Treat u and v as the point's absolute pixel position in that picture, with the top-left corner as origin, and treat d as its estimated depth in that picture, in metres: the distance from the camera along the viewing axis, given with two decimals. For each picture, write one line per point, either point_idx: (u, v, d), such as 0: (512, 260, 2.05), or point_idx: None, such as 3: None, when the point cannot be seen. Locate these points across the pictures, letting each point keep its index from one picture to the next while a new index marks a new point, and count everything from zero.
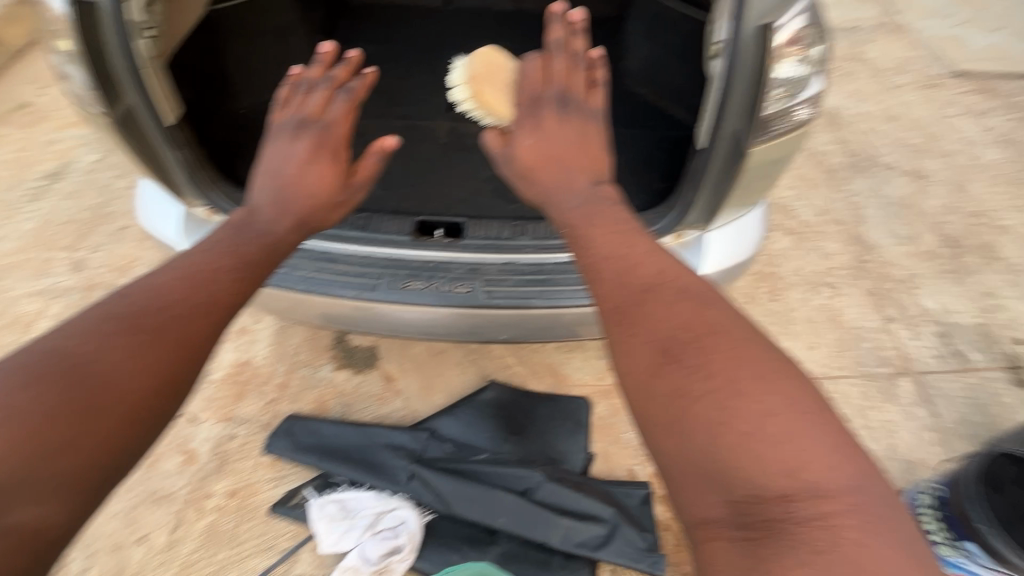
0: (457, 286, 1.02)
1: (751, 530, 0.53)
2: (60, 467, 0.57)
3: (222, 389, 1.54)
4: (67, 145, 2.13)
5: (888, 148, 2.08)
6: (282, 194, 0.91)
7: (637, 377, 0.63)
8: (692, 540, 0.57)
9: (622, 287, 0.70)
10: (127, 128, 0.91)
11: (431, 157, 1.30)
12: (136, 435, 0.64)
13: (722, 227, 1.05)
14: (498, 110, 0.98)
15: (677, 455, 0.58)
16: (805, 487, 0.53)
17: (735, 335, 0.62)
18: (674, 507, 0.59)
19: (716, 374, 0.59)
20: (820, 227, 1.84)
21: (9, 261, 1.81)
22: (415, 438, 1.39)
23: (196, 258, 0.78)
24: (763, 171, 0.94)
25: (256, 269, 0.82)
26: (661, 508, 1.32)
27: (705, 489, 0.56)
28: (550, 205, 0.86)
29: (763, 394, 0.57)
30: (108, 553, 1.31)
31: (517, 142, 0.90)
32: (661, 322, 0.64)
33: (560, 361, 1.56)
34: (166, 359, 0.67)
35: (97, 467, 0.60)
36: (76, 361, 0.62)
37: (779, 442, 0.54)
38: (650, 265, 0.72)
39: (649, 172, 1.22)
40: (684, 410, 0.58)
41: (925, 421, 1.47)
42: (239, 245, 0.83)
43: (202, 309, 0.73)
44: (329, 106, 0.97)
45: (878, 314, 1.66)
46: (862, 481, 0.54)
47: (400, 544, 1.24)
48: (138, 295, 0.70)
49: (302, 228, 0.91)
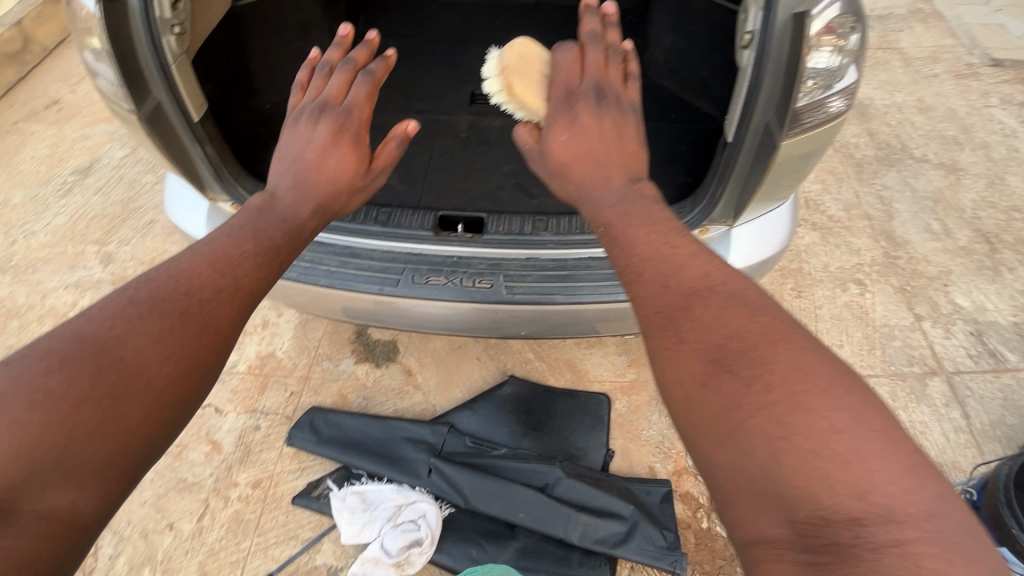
0: (478, 282, 1.01)
1: (816, 556, 0.47)
2: (92, 454, 0.55)
3: (246, 381, 1.57)
4: (96, 141, 2.18)
5: (920, 140, 2.01)
6: (301, 179, 0.89)
7: (683, 385, 0.60)
8: (745, 560, 0.52)
9: (663, 288, 0.67)
10: (154, 124, 0.92)
11: (452, 151, 1.29)
12: (168, 422, 0.61)
13: (748, 222, 1.02)
14: (529, 103, 0.95)
15: (729, 468, 0.54)
16: (877, 511, 0.47)
17: (791, 341, 0.58)
18: (725, 525, 0.55)
19: (774, 386, 0.54)
20: (848, 222, 1.80)
21: (41, 254, 1.86)
22: (436, 433, 1.39)
23: (220, 242, 0.75)
24: (793, 165, 0.92)
25: (282, 253, 0.80)
26: (682, 506, 1.31)
27: (762, 506, 0.52)
28: (583, 205, 0.84)
29: (829, 409, 0.52)
30: (137, 539, 1.34)
31: (551, 138, 0.88)
32: (711, 326, 0.61)
33: (580, 357, 1.55)
34: (195, 343, 0.65)
35: (130, 455, 0.58)
36: (104, 346, 0.60)
37: (847, 461, 0.49)
38: (696, 266, 0.68)
39: (673, 166, 1.20)
40: (736, 423, 0.54)
41: (958, 423, 1.43)
42: (262, 228, 0.80)
43: (227, 293, 0.70)
44: (349, 90, 0.98)
45: (908, 312, 1.61)
46: (941, 506, 0.48)
47: (420, 536, 1.24)
48: (163, 280, 0.68)
49: (321, 212, 0.88)
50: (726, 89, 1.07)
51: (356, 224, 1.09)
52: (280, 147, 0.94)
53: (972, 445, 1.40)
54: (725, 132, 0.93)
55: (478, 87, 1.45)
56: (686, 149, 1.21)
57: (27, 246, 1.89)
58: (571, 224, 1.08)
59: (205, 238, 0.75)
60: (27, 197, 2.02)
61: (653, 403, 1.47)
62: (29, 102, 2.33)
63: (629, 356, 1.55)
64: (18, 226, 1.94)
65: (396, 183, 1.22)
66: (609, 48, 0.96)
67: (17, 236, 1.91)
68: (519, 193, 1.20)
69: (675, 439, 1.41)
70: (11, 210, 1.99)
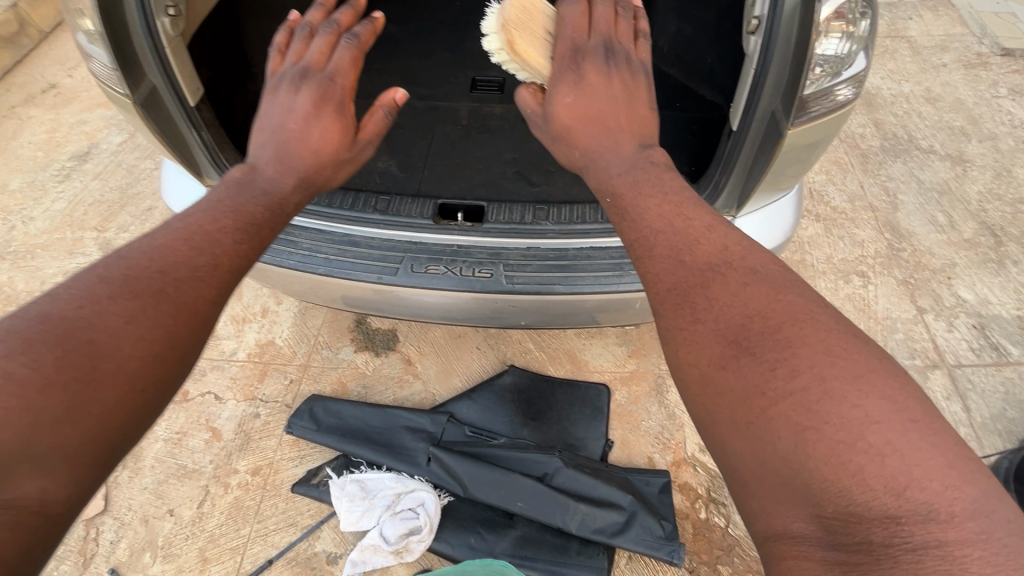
0: (479, 271, 1.00)
1: (847, 555, 0.46)
2: (62, 439, 0.53)
3: (245, 369, 1.57)
4: (93, 126, 2.16)
5: (926, 130, 1.99)
6: (282, 150, 0.87)
7: (700, 369, 0.59)
8: (765, 555, 0.52)
9: (677, 267, 0.66)
10: (149, 108, 0.90)
11: (452, 138, 1.28)
12: (144, 405, 0.59)
13: (752, 213, 1.01)
14: (534, 64, 0.89)
15: (750, 459, 0.53)
16: (916, 510, 0.45)
17: (819, 326, 0.56)
18: (746, 516, 0.55)
19: (800, 371, 0.52)
20: (852, 213, 1.78)
21: (40, 240, 1.85)
22: (435, 421, 1.39)
23: (197, 218, 0.73)
24: (799, 154, 0.90)
25: (264, 231, 0.77)
26: (681, 497, 1.31)
27: (787, 498, 0.51)
28: (595, 171, 0.82)
29: (862, 397, 0.50)
30: (137, 525, 1.35)
31: (557, 100, 0.86)
32: (732, 307, 0.59)
33: (580, 348, 1.55)
34: (172, 322, 0.62)
35: (103, 439, 0.56)
36: (74, 327, 0.57)
37: (883, 455, 0.47)
38: (712, 239, 0.67)
39: (677, 153, 1.18)
40: (759, 411, 0.53)
41: (959, 416, 1.42)
42: (243, 204, 0.78)
43: (205, 271, 0.68)
44: (333, 54, 0.97)
45: (910, 305, 1.60)
46: (987, 503, 0.45)
47: (419, 524, 1.25)
48: (135, 258, 0.65)
49: (304, 185, 0.87)
50: (731, 76, 1.05)
51: (356, 212, 1.08)
52: (261, 116, 0.93)
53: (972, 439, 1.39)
54: (731, 119, 0.92)
55: (479, 73, 1.43)
56: (690, 138, 1.19)
57: (24, 232, 1.88)
58: (571, 214, 1.07)
59: (181, 214, 0.73)
60: (24, 182, 2.01)
61: (653, 393, 1.47)
62: (25, 86, 2.31)
63: (629, 346, 1.55)
64: (15, 212, 1.93)
65: (396, 171, 1.21)
66: (619, 4, 0.96)
67: (15, 222, 1.90)
68: (520, 182, 1.19)
69: (675, 429, 1.41)
70: (8, 196, 1.98)
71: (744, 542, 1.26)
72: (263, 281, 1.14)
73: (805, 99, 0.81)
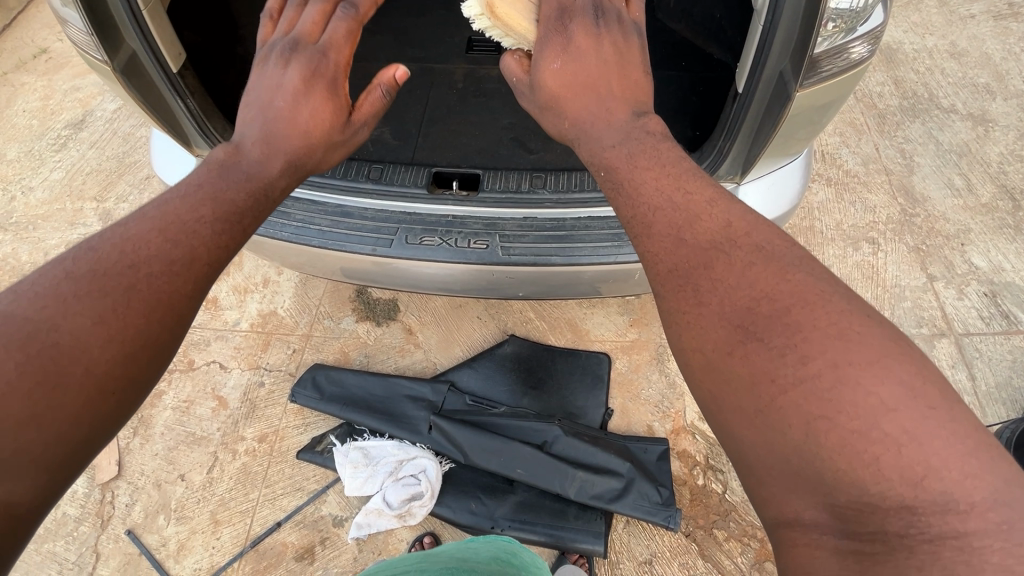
0: (474, 242, 0.98)
1: (861, 544, 0.46)
2: (30, 442, 0.53)
3: (248, 339, 1.58)
4: (87, 93, 2.12)
5: (948, 89, 1.89)
6: (269, 130, 0.84)
7: (705, 354, 0.57)
8: (776, 541, 0.52)
9: (678, 246, 0.63)
10: (131, 76, 0.87)
11: (447, 103, 1.23)
12: (115, 406, 0.59)
13: (757, 179, 0.97)
14: (517, 27, 0.87)
15: (759, 446, 0.52)
16: (933, 500, 0.44)
17: (832, 306, 0.54)
18: (756, 503, 0.55)
19: (812, 357, 0.51)
20: (865, 177, 1.72)
21: (41, 210, 1.85)
22: (435, 390, 1.41)
23: (172, 206, 0.71)
24: (808, 117, 0.85)
25: (244, 219, 0.75)
26: (678, 463, 1.33)
27: (799, 487, 0.50)
28: (583, 141, 0.79)
29: (878, 384, 0.48)
30: (150, 489, 1.39)
31: (544, 67, 0.82)
32: (739, 288, 0.57)
33: (581, 317, 1.54)
34: (142, 320, 0.61)
35: (71, 440, 0.56)
36: (40, 327, 0.57)
37: (899, 444, 0.46)
38: (715, 215, 0.65)
39: (682, 118, 1.13)
40: (770, 399, 0.52)
41: (962, 385, 1.41)
42: (222, 189, 0.76)
43: (178, 265, 0.66)
44: (327, 28, 0.93)
45: (920, 272, 1.56)
46: (1009, 492, 0.44)
47: (421, 490, 1.28)
48: (105, 252, 0.64)
49: (292, 169, 0.84)
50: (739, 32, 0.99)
51: (348, 182, 1.05)
52: (249, 92, 0.90)
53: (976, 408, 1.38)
54: (737, 81, 0.88)
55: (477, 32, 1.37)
56: (695, 100, 1.14)
57: (25, 202, 1.87)
58: (569, 182, 1.04)
59: (158, 201, 0.71)
60: (22, 151, 1.99)
61: (655, 361, 1.46)
62: (16, 51, 2.26)
63: (631, 316, 1.53)
64: (15, 182, 1.92)
65: (391, 138, 1.17)
66: None
67: (14, 192, 1.89)
68: (518, 149, 1.15)
69: (674, 397, 1.41)
70: (6, 166, 1.96)
71: (741, 507, 1.28)
72: (261, 253, 1.14)
73: (815, 59, 0.76)
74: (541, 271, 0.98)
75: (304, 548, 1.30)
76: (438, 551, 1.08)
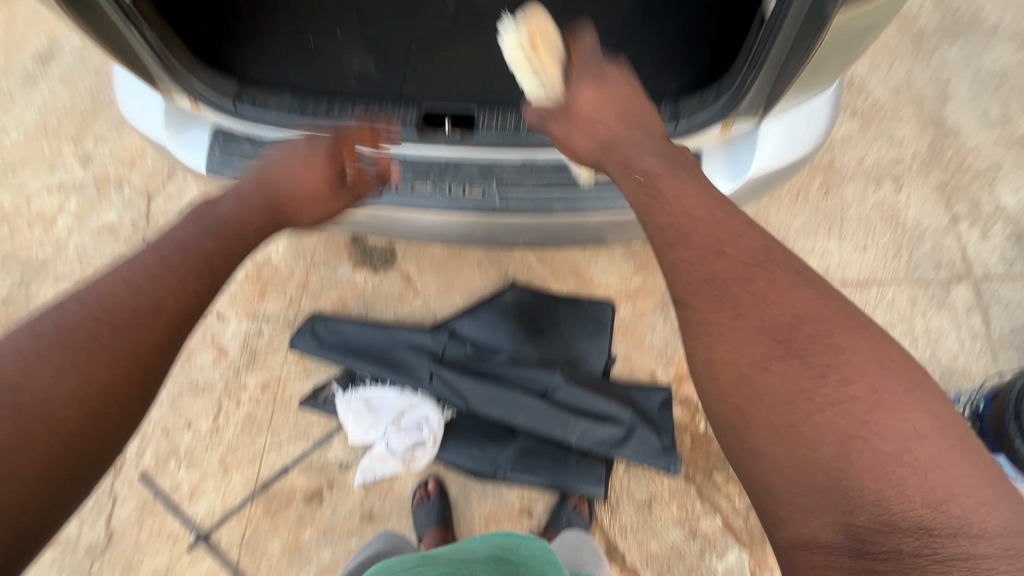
0: (469, 189, 0.91)
1: (876, 562, 0.43)
2: (3, 516, 0.49)
3: (244, 287, 1.55)
4: (50, 21, 1.94)
5: (995, 4, 1.70)
6: (245, 189, 0.79)
7: (737, 366, 0.54)
8: (783, 564, 0.48)
9: (716, 254, 0.59)
10: (78, 7, 0.75)
11: (438, 26, 1.09)
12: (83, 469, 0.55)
13: (780, 117, 0.88)
14: (546, 71, 0.82)
15: (783, 460, 0.49)
16: (950, 522, 0.43)
17: (868, 334, 0.54)
18: (764, 523, 0.50)
19: (852, 380, 0.50)
20: (893, 107, 1.59)
21: (18, 154, 1.76)
22: (436, 339, 1.38)
23: (140, 256, 0.67)
24: (845, 43, 0.75)
25: (218, 267, 0.71)
26: (680, 409, 1.32)
27: (817, 505, 0.47)
28: (616, 152, 0.75)
29: (908, 411, 0.48)
30: (159, 436, 1.42)
31: (579, 89, 0.80)
32: (776, 305, 0.56)
33: (584, 263, 1.48)
34: (110, 374, 0.58)
35: (35, 507, 0.51)
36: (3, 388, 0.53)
37: (924, 469, 0.46)
38: (752, 234, 0.61)
39: (702, 42, 1.00)
40: (803, 414, 0.50)
41: (975, 330, 1.37)
42: (190, 236, 0.71)
43: (145, 316, 0.62)
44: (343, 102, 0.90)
45: (944, 212, 1.48)
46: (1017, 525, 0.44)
47: (423, 438, 1.31)
48: (70, 307, 0.61)
49: (268, 208, 0.80)
50: None
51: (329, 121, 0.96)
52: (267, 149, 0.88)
53: (988, 354, 1.35)
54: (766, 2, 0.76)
55: None
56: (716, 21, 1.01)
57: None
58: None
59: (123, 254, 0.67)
60: None
61: (660, 308, 1.43)
62: None
63: (637, 261, 1.47)
64: None
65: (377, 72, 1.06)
66: None
67: None
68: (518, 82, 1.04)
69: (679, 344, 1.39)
70: None
71: None
72: None
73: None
74: (541, 219, 0.93)
75: (313, 491, 1.34)
76: (436, 552, 1.04)
